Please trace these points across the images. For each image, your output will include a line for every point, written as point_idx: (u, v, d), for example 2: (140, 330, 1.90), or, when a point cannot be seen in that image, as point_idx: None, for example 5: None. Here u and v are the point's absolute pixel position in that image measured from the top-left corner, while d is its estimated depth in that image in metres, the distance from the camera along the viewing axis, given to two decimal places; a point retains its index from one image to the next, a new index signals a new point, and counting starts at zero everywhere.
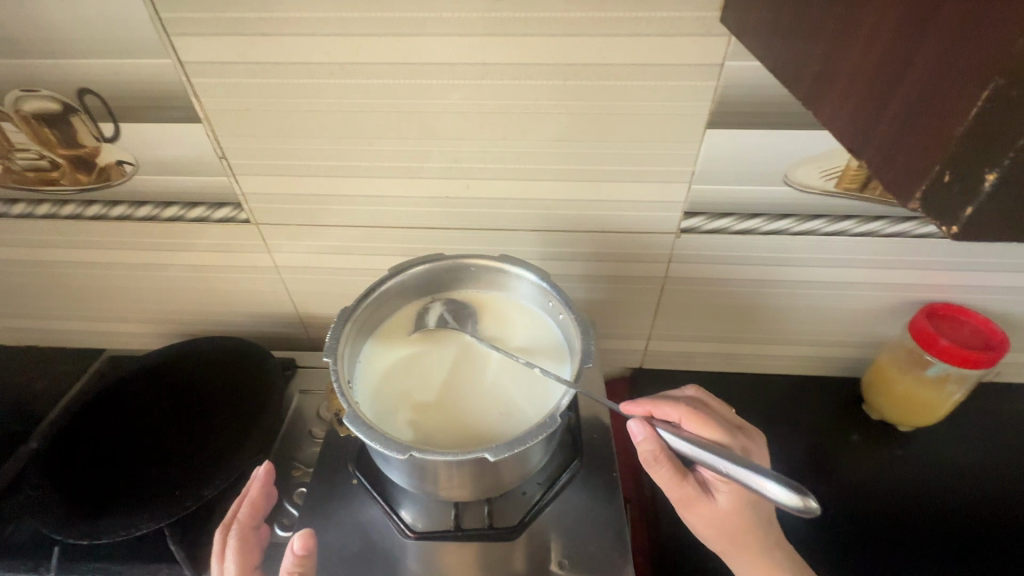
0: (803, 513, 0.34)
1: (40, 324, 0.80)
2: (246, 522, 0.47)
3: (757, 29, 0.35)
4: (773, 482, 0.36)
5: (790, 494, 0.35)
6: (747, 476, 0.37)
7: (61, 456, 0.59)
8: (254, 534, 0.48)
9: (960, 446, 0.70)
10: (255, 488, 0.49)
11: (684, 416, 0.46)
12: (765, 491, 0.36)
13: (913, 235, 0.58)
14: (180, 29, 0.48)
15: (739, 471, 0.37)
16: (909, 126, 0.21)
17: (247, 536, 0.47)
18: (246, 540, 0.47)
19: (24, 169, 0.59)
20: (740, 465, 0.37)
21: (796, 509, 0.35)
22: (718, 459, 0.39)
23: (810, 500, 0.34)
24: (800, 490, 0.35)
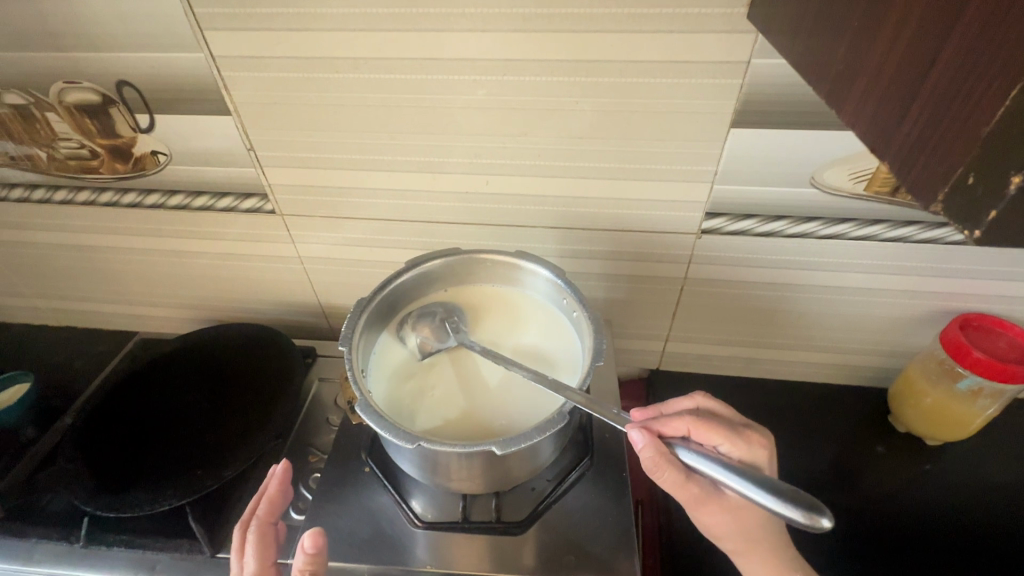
0: (816, 530, 0.34)
1: (81, 306, 0.84)
2: (264, 518, 0.47)
3: (783, 26, 0.34)
4: (782, 499, 0.35)
5: (801, 512, 0.34)
6: (754, 494, 0.36)
7: (94, 432, 0.61)
8: (272, 531, 0.47)
9: (993, 463, 0.67)
10: (274, 485, 0.49)
11: (691, 426, 0.45)
12: (775, 509, 0.35)
13: (947, 241, 0.56)
14: (212, 24, 0.49)
15: (747, 489, 0.36)
16: (932, 125, 0.21)
17: (265, 531, 0.46)
18: (265, 536, 0.46)
19: (67, 157, 0.62)
20: (748, 482, 0.37)
21: (808, 526, 0.34)
22: (726, 475, 0.38)
23: (818, 517, 0.33)
24: (813, 507, 0.34)
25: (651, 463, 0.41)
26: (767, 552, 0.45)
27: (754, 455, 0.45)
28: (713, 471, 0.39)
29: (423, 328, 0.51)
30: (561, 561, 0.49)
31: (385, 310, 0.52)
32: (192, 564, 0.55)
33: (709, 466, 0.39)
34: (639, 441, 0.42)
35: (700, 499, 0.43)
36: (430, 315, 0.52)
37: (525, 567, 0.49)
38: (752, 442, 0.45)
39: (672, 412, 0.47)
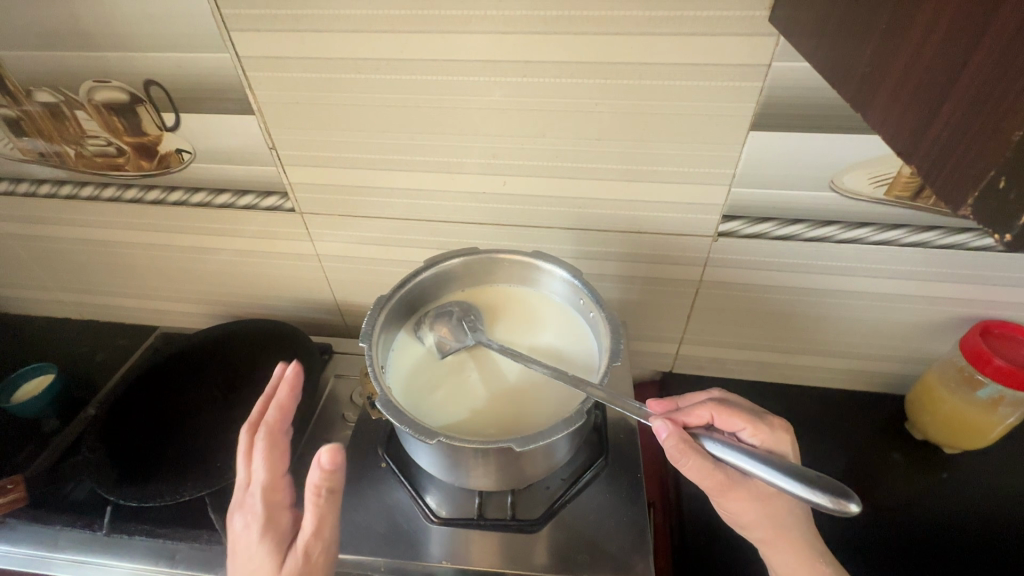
0: (846, 514, 0.33)
1: (103, 300, 0.86)
2: (274, 425, 0.47)
3: (807, 28, 0.34)
4: (811, 486, 0.35)
5: (829, 496, 0.34)
6: (782, 483, 0.36)
7: (116, 423, 0.62)
8: (282, 438, 0.47)
9: (1013, 473, 0.66)
10: (284, 392, 0.50)
11: (713, 413, 0.45)
12: (805, 496, 0.35)
13: (970, 248, 0.55)
14: (238, 25, 0.50)
15: (775, 479, 0.36)
16: (963, 127, 0.21)
17: (275, 439, 0.47)
18: (275, 443, 0.47)
19: (94, 154, 0.63)
20: (775, 471, 0.36)
21: (837, 512, 0.34)
22: (753, 464, 0.38)
23: (849, 503, 0.33)
24: (841, 492, 0.34)
25: (675, 453, 0.40)
26: (795, 540, 0.44)
27: (776, 441, 0.45)
28: (739, 461, 0.38)
29: (440, 326, 0.52)
30: (575, 560, 0.49)
31: (403, 308, 0.52)
32: (209, 555, 0.55)
33: (736, 456, 0.39)
34: (662, 431, 0.40)
35: (726, 490, 0.42)
36: (447, 313, 0.52)
37: (539, 566, 0.49)
38: (773, 429, 0.45)
39: (689, 403, 0.47)
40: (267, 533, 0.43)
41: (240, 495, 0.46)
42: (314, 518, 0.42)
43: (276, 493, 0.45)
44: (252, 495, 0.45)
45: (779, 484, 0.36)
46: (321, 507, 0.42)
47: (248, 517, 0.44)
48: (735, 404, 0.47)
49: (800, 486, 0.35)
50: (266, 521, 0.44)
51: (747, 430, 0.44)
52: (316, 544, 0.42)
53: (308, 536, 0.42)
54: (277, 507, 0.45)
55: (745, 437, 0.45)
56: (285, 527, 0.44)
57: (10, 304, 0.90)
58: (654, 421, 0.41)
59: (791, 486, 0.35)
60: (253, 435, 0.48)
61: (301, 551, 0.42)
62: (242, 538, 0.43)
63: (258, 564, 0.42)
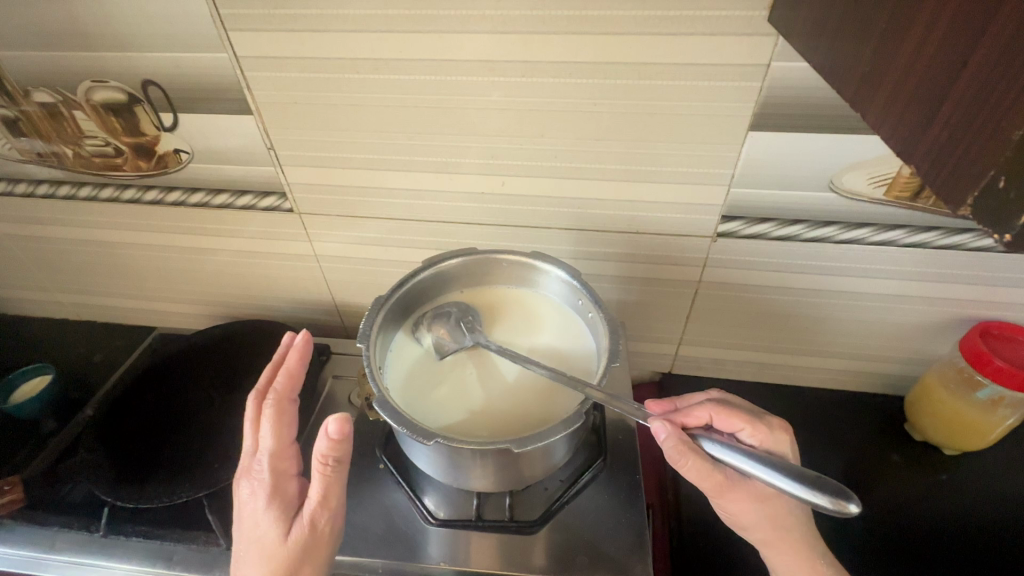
0: (846, 515, 0.33)
1: (101, 301, 0.86)
2: (282, 394, 0.47)
3: (806, 28, 0.34)
4: (811, 487, 0.35)
5: (828, 497, 0.34)
6: (782, 484, 0.36)
7: (114, 424, 0.62)
8: (290, 407, 0.47)
9: (1013, 474, 0.66)
10: (292, 361, 0.49)
11: (712, 413, 0.45)
12: (804, 497, 0.34)
13: (970, 248, 0.55)
14: (236, 25, 0.50)
15: (773, 480, 0.36)
16: (962, 126, 0.21)
17: (283, 408, 0.46)
18: (283, 412, 0.46)
19: (92, 155, 0.63)
20: (774, 472, 0.36)
21: (837, 512, 0.33)
22: (752, 465, 0.37)
23: (848, 503, 0.33)
24: (841, 493, 0.34)
25: (674, 454, 0.40)
26: (794, 542, 0.43)
27: (775, 441, 0.45)
28: (739, 462, 0.38)
29: (438, 327, 0.52)
30: (574, 562, 0.49)
31: (402, 309, 0.52)
32: (206, 556, 0.55)
33: (735, 457, 0.39)
34: (661, 432, 0.40)
35: (726, 491, 0.41)
36: (445, 315, 0.52)
37: (537, 567, 0.49)
38: (772, 429, 0.45)
39: (687, 404, 0.47)
40: (274, 500, 0.43)
41: (246, 461, 0.46)
42: (321, 487, 0.42)
43: (283, 461, 0.45)
44: (259, 463, 0.44)
45: (779, 485, 0.36)
46: (328, 477, 0.42)
47: (254, 485, 0.44)
48: (734, 404, 0.47)
49: (799, 486, 0.35)
50: (272, 488, 0.43)
51: (746, 430, 0.44)
52: (322, 513, 0.43)
53: (315, 504, 0.43)
54: (284, 475, 0.44)
55: (744, 438, 0.44)
56: (291, 495, 0.44)
57: (9, 304, 0.90)
58: (653, 422, 0.41)
59: (790, 486, 0.35)
60: (260, 403, 0.48)
61: (307, 520, 0.42)
62: (248, 505, 0.43)
63: (265, 531, 0.42)
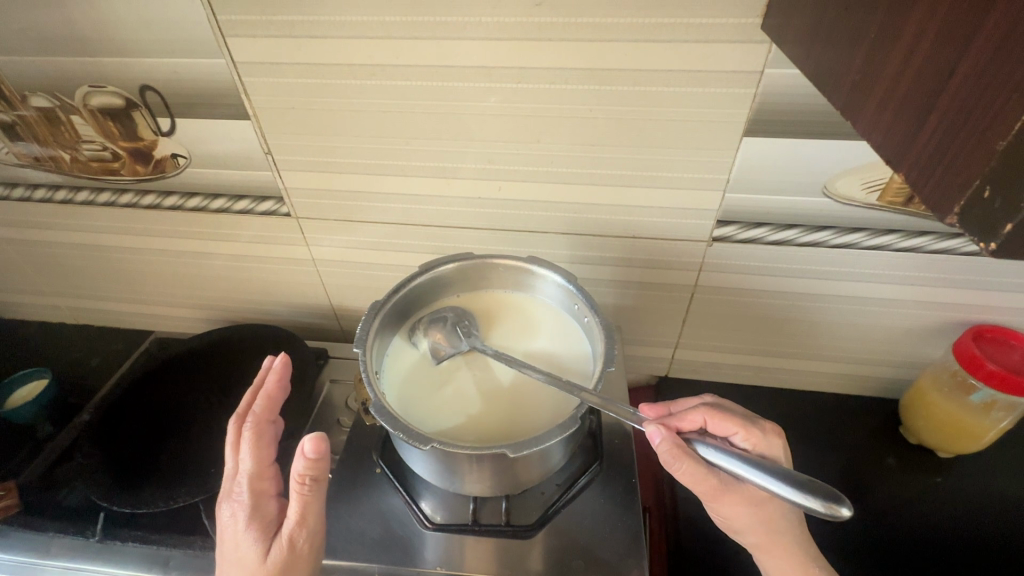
0: (838, 519, 0.33)
1: (98, 305, 0.86)
2: (261, 415, 0.47)
3: (798, 36, 0.35)
4: (803, 490, 0.35)
5: (820, 501, 0.34)
6: (775, 488, 0.36)
7: (110, 428, 0.62)
8: (270, 428, 0.47)
9: (1007, 477, 0.66)
10: (271, 382, 0.49)
11: (706, 417, 0.45)
12: (797, 501, 0.35)
13: (961, 253, 0.55)
14: (234, 31, 0.50)
15: (767, 484, 0.36)
16: (950, 136, 0.21)
17: (261, 429, 0.46)
18: (262, 433, 0.46)
19: (89, 159, 0.63)
20: (767, 476, 0.36)
21: (829, 516, 0.34)
22: (746, 469, 0.38)
23: (840, 506, 0.33)
24: (832, 497, 0.34)
25: (669, 457, 0.40)
26: (788, 545, 0.44)
27: (769, 445, 0.45)
28: (732, 466, 0.39)
29: (434, 332, 0.52)
30: (569, 566, 0.49)
31: (398, 314, 0.52)
32: (203, 562, 0.55)
33: (729, 461, 0.39)
34: (656, 436, 0.41)
35: (721, 495, 0.41)
36: (441, 320, 0.52)
37: (534, 571, 0.49)
38: (766, 433, 0.45)
39: (682, 408, 0.47)
40: (253, 522, 0.43)
41: (227, 484, 0.46)
42: (299, 507, 0.42)
43: (262, 482, 0.45)
44: (239, 484, 0.44)
45: (772, 488, 0.36)
46: (305, 497, 0.42)
47: (235, 507, 0.44)
48: (728, 408, 0.47)
49: (792, 490, 0.35)
50: (252, 510, 0.43)
51: (739, 434, 0.45)
52: (301, 533, 0.43)
53: (293, 524, 0.42)
54: (264, 495, 0.44)
55: (737, 442, 0.45)
56: (271, 516, 0.44)
57: (5, 309, 0.90)
58: (648, 427, 0.41)
59: (783, 489, 0.35)
60: (241, 425, 0.48)
61: (286, 540, 0.42)
62: (229, 526, 0.44)
63: (244, 553, 0.42)
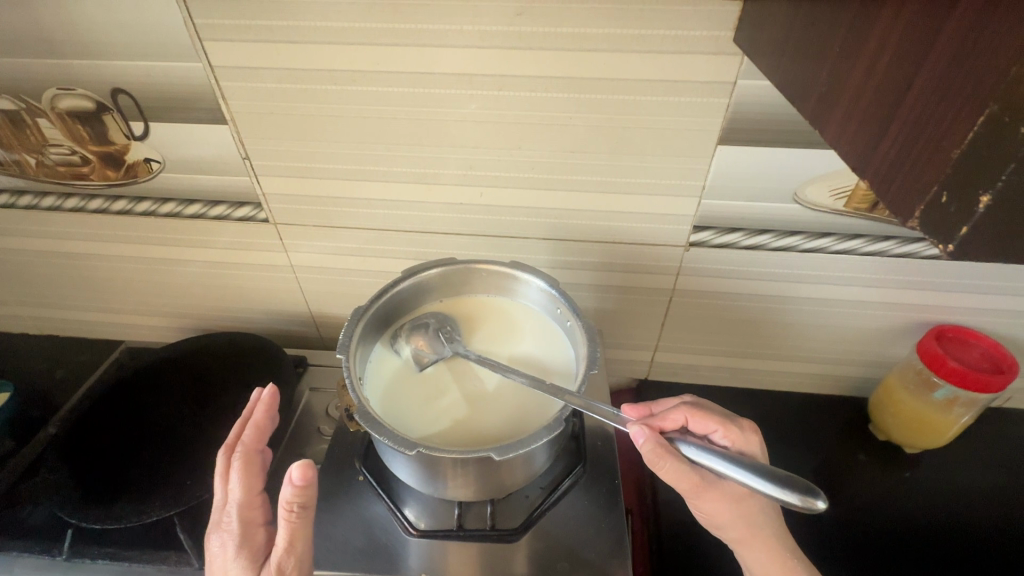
0: (814, 511, 0.35)
1: (63, 314, 0.83)
2: (250, 446, 0.46)
3: (768, 50, 0.36)
4: (781, 485, 0.36)
5: (798, 495, 0.35)
6: (755, 484, 0.37)
7: (77, 443, 0.59)
8: (259, 458, 0.46)
9: (968, 470, 0.69)
10: (259, 413, 0.48)
11: (687, 415, 0.46)
12: (776, 496, 0.36)
13: (923, 256, 0.58)
14: (211, 35, 0.50)
15: (748, 481, 0.37)
16: (907, 145, 0.22)
17: (251, 459, 0.45)
18: (249, 462, 0.45)
19: (56, 164, 0.61)
20: (747, 472, 0.37)
21: (805, 509, 0.35)
22: (726, 467, 0.39)
23: (815, 500, 0.34)
24: (809, 491, 0.35)
25: (652, 456, 0.40)
26: (768, 539, 0.45)
27: (746, 442, 0.46)
28: (714, 464, 0.39)
29: (417, 339, 0.51)
30: (554, 569, 0.49)
31: (380, 320, 0.52)
32: None
33: (711, 459, 0.40)
34: (639, 436, 0.41)
35: (702, 493, 0.42)
36: (423, 326, 0.52)
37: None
38: (743, 429, 0.47)
39: (663, 407, 0.48)
40: (241, 551, 0.42)
41: (217, 514, 0.45)
42: (287, 534, 0.42)
43: (251, 511, 0.44)
44: (228, 514, 0.44)
45: (752, 484, 0.37)
46: (293, 524, 0.41)
47: (224, 537, 0.43)
48: (708, 406, 0.48)
49: (770, 486, 0.36)
50: (240, 539, 0.43)
51: (718, 431, 0.46)
52: (289, 561, 0.42)
53: (281, 552, 0.41)
54: (253, 524, 0.44)
55: (717, 440, 0.46)
56: (260, 544, 0.43)
57: None
58: (632, 428, 0.42)
59: (762, 485, 0.36)
60: (230, 456, 0.47)
61: (273, 569, 0.41)
62: (217, 557, 0.43)
63: None
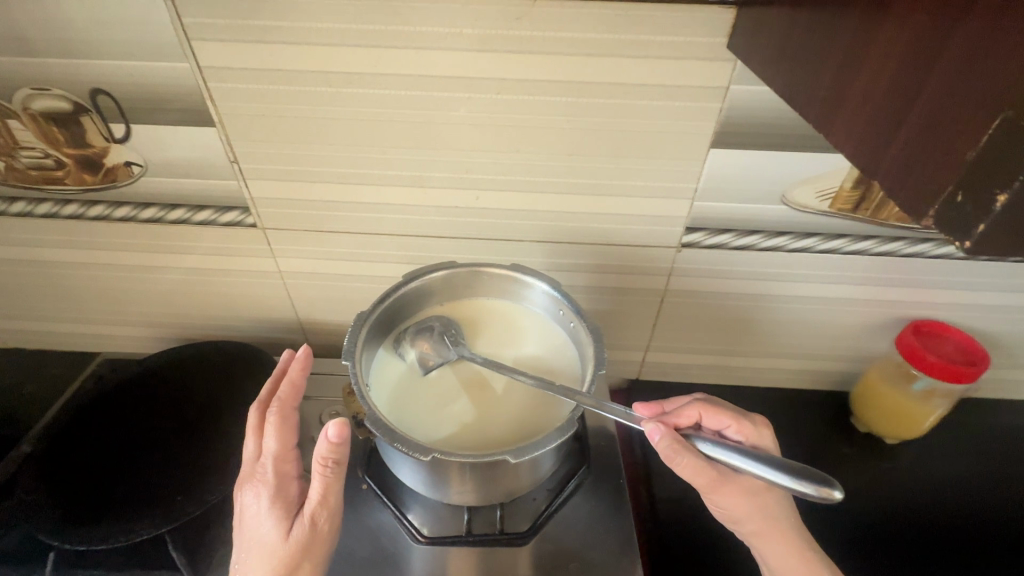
0: (831, 502, 0.36)
1: (30, 326, 0.78)
2: (285, 402, 0.47)
3: (766, 56, 0.38)
4: (798, 478, 0.37)
5: (814, 486, 0.36)
6: (773, 477, 0.37)
7: (56, 461, 0.57)
8: (293, 414, 0.47)
9: (944, 459, 0.72)
10: (295, 371, 0.49)
11: (701, 412, 0.47)
12: (794, 488, 0.37)
13: (900, 254, 0.61)
14: (200, 35, 0.48)
15: (765, 474, 0.38)
16: (920, 146, 0.23)
17: (286, 415, 0.46)
18: (286, 418, 0.46)
19: (28, 168, 0.58)
20: (765, 466, 0.38)
21: (823, 500, 0.36)
22: (743, 461, 0.39)
23: (834, 490, 0.35)
24: (826, 482, 0.36)
25: (669, 453, 0.41)
26: (780, 532, 0.46)
27: (759, 436, 0.47)
28: (731, 459, 0.40)
29: (422, 342, 0.51)
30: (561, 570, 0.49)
31: (384, 324, 0.51)
32: None
33: (727, 454, 0.40)
34: (655, 433, 0.41)
35: (719, 488, 0.43)
36: (428, 329, 0.51)
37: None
38: (757, 425, 0.47)
39: (675, 405, 0.49)
40: (276, 502, 0.43)
41: (249, 467, 0.46)
42: (320, 488, 0.43)
43: (285, 464, 0.45)
44: (263, 466, 0.45)
45: (769, 478, 0.38)
46: (328, 478, 0.42)
47: (258, 488, 0.44)
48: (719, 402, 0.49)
49: (787, 478, 0.37)
50: (276, 490, 0.44)
51: (732, 427, 0.47)
52: (322, 512, 0.43)
53: (315, 504, 0.43)
54: (287, 477, 0.45)
55: (731, 435, 0.47)
56: (293, 497, 0.44)
57: None
58: (648, 427, 0.42)
59: (780, 479, 0.37)
60: (263, 411, 0.48)
61: (308, 519, 0.43)
62: (252, 507, 0.44)
63: (267, 531, 0.42)
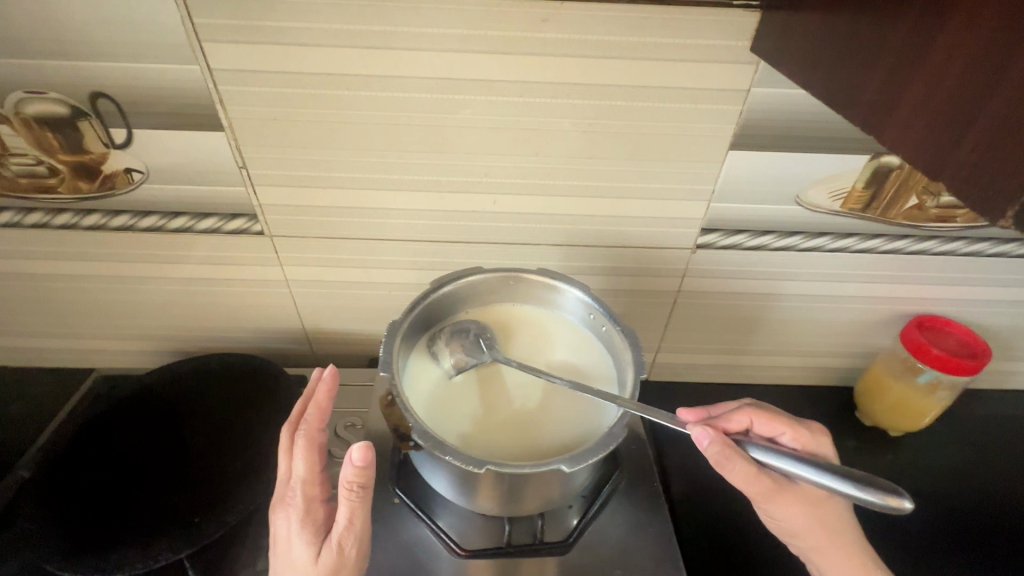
0: (899, 511, 0.36)
1: (14, 343, 0.74)
2: (312, 424, 0.45)
3: (800, 59, 0.38)
4: (862, 486, 0.37)
5: (879, 494, 0.36)
6: (834, 485, 0.38)
7: (57, 486, 0.54)
8: (320, 436, 0.45)
9: (945, 450, 0.75)
10: (321, 392, 0.47)
11: (753, 419, 0.47)
12: (858, 496, 0.37)
13: (906, 252, 0.63)
14: (211, 35, 0.47)
15: (825, 482, 0.38)
16: (994, 148, 0.23)
17: (312, 437, 0.44)
18: (313, 440, 0.44)
19: (18, 175, 0.55)
20: (824, 474, 0.38)
21: (890, 508, 0.36)
22: (801, 469, 0.39)
23: (902, 499, 0.35)
24: (893, 491, 0.36)
25: (720, 458, 0.41)
26: (827, 536, 0.46)
27: (812, 442, 0.47)
28: (787, 466, 0.40)
29: (456, 347, 0.50)
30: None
31: (416, 330, 0.50)
32: None
33: (783, 461, 0.41)
34: (704, 438, 0.42)
35: (772, 494, 0.43)
36: (462, 333, 0.50)
37: None
38: (813, 433, 0.48)
39: (722, 412, 0.49)
40: (305, 526, 0.42)
41: (281, 488, 0.45)
42: (347, 512, 0.41)
43: (313, 487, 0.43)
44: (292, 489, 0.43)
45: (830, 485, 0.38)
46: (353, 503, 0.41)
47: (288, 511, 0.43)
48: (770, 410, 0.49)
49: (849, 486, 0.37)
50: (304, 514, 0.43)
51: (786, 433, 0.47)
52: (349, 537, 0.42)
53: (342, 529, 0.42)
54: (314, 500, 0.43)
55: (785, 441, 0.47)
56: (321, 520, 0.43)
57: None
58: (695, 431, 0.42)
59: (842, 486, 0.37)
60: (293, 431, 0.47)
61: (335, 545, 0.42)
62: (282, 531, 0.43)
63: (297, 556, 0.42)
